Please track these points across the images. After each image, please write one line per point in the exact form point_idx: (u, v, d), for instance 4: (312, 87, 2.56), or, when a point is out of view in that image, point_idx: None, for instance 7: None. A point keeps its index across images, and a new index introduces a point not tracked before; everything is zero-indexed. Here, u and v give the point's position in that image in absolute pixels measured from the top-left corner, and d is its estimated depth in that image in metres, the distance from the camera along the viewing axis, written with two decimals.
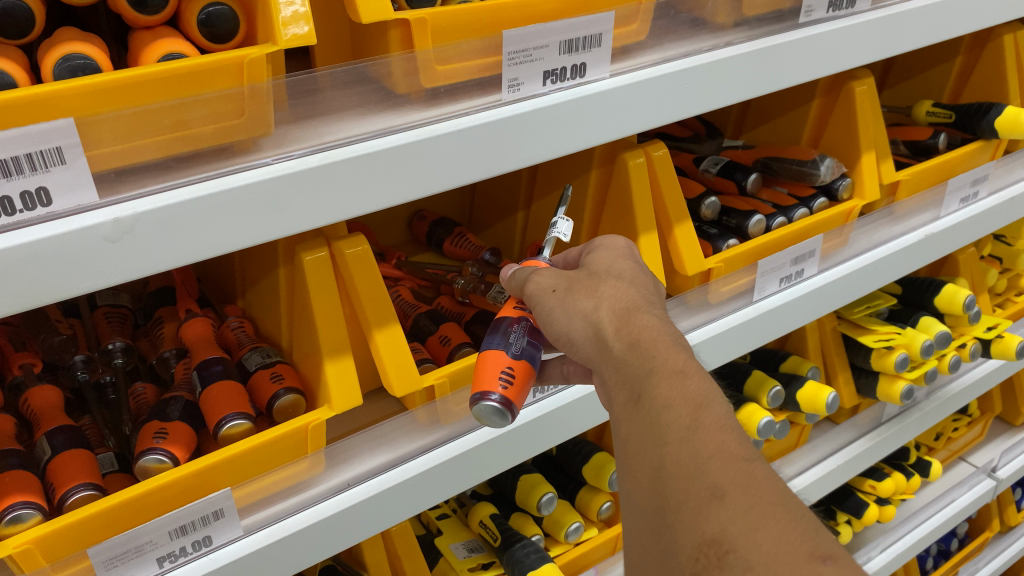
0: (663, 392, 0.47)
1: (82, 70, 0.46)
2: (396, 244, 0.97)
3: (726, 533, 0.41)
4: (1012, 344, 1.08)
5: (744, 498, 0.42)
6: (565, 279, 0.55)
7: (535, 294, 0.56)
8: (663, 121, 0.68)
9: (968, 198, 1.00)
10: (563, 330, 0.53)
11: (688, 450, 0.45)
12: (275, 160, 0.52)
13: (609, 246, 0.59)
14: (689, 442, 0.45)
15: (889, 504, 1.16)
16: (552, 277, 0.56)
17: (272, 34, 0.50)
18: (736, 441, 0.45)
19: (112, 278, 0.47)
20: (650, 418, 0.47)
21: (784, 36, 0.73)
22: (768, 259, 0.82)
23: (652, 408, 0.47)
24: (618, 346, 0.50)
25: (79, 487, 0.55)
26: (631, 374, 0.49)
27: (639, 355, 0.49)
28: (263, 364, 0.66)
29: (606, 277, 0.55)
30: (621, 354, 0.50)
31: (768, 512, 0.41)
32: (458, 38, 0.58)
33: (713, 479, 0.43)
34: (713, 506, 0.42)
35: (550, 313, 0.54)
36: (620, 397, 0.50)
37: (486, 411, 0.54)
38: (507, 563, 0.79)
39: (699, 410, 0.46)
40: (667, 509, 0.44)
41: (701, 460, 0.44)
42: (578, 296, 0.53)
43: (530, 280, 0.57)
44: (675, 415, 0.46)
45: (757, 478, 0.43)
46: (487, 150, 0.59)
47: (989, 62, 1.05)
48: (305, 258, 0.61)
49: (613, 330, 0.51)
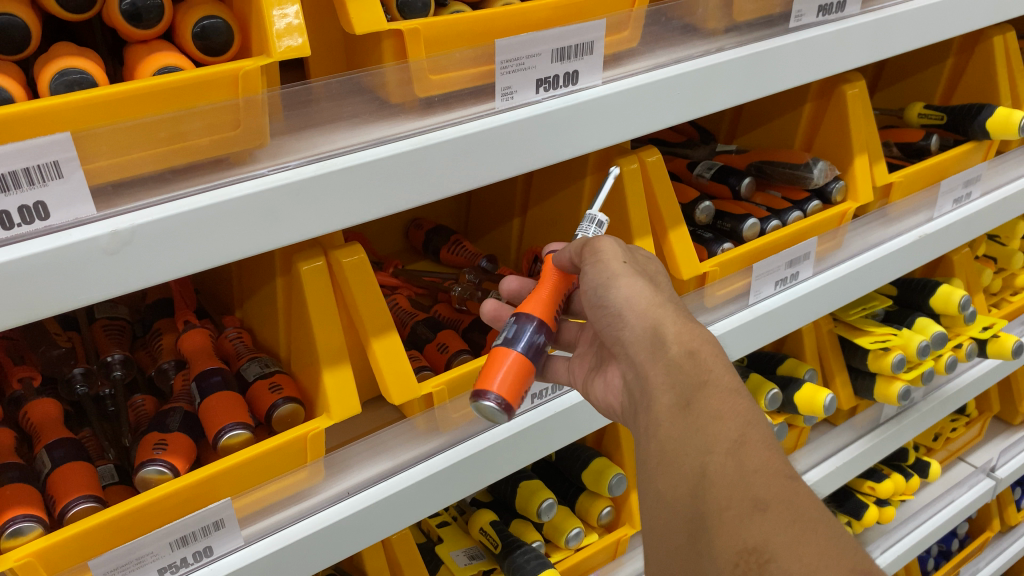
0: (715, 404, 0.48)
1: (79, 85, 0.46)
2: (392, 253, 0.97)
3: (768, 542, 0.42)
4: (1008, 343, 1.09)
5: (787, 513, 0.42)
6: (634, 263, 0.56)
7: (600, 258, 0.56)
8: (656, 127, 0.68)
9: (961, 199, 1.01)
10: (621, 303, 0.53)
11: (734, 461, 0.45)
12: (272, 170, 0.53)
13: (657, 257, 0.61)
14: (735, 455, 0.46)
15: (889, 505, 1.16)
16: (620, 250, 0.56)
17: (266, 47, 0.51)
18: (781, 460, 0.46)
19: (111, 290, 0.47)
20: (697, 426, 0.48)
21: (774, 41, 0.73)
22: (763, 263, 0.82)
23: (701, 416, 0.48)
24: (675, 348, 0.51)
25: (79, 499, 0.55)
26: (684, 377, 0.50)
27: (695, 362, 0.50)
28: (261, 374, 0.66)
29: (665, 283, 0.57)
30: (676, 356, 0.51)
31: (810, 528, 0.42)
32: (451, 47, 0.59)
33: (756, 492, 0.44)
34: (755, 517, 0.43)
35: (613, 279, 0.54)
36: (663, 394, 0.50)
37: (483, 408, 0.53)
38: (507, 570, 0.79)
39: (746, 427, 0.47)
40: (706, 514, 0.45)
41: (746, 472, 0.44)
42: (645, 285, 0.54)
43: (593, 242, 0.57)
44: (724, 428, 0.47)
45: (801, 496, 0.44)
46: (481, 158, 0.59)
47: (979, 64, 1.06)
48: (302, 268, 0.62)
49: (674, 329, 0.52)
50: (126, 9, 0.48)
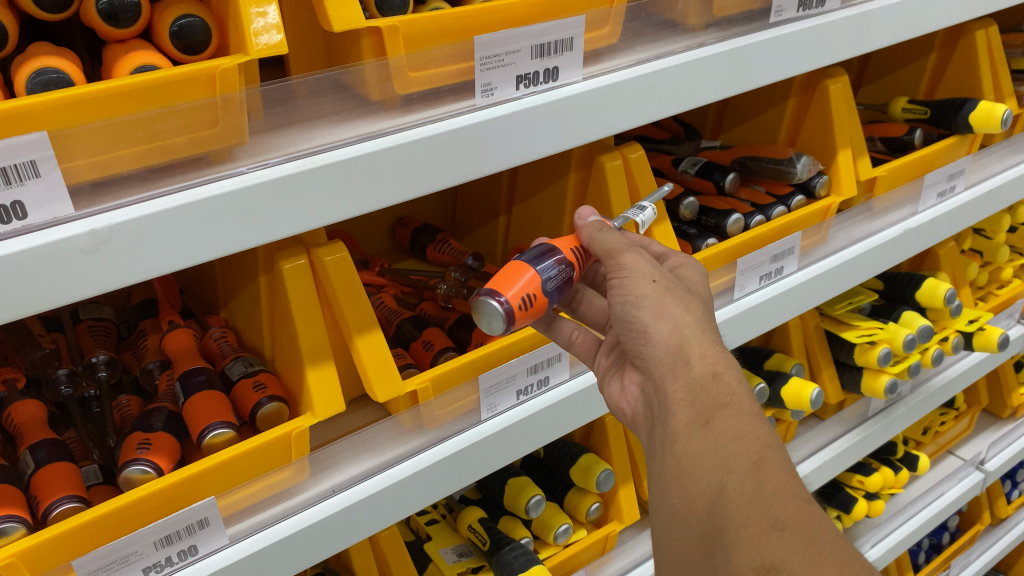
0: (736, 426, 0.49)
1: (55, 84, 0.46)
2: (379, 252, 0.98)
3: (785, 561, 0.44)
4: (994, 336, 1.09)
5: (803, 533, 0.45)
6: (664, 276, 0.55)
7: (630, 274, 0.54)
8: (638, 123, 0.69)
9: (945, 192, 1.02)
10: (647, 321, 0.53)
11: (753, 482, 0.47)
12: (251, 169, 0.53)
13: (688, 266, 0.59)
14: (754, 475, 0.47)
15: (878, 499, 1.17)
16: (651, 267, 0.55)
17: (244, 45, 0.51)
18: (796, 481, 0.48)
19: (89, 289, 0.47)
20: (716, 445, 0.48)
21: (755, 36, 0.74)
22: (746, 258, 0.83)
23: (720, 435, 0.49)
24: (699, 369, 0.51)
25: (63, 499, 0.55)
26: (706, 398, 0.50)
27: (718, 385, 0.50)
28: (246, 373, 0.66)
29: (697, 300, 0.55)
30: (700, 377, 0.50)
31: (826, 550, 0.45)
32: (430, 44, 0.59)
33: (774, 512, 0.46)
34: (773, 537, 0.45)
35: (642, 298, 0.53)
36: (681, 411, 0.50)
37: (491, 310, 0.54)
38: (496, 567, 0.79)
39: (765, 449, 0.48)
40: (723, 529, 0.47)
41: (764, 494, 0.46)
42: (675, 303, 0.53)
43: (622, 253, 0.55)
44: (745, 449, 0.48)
45: (815, 517, 0.46)
46: (462, 155, 0.59)
47: (962, 57, 1.07)
48: (284, 267, 0.62)
49: (699, 349, 0.51)
50: (103, 9, 0.48)
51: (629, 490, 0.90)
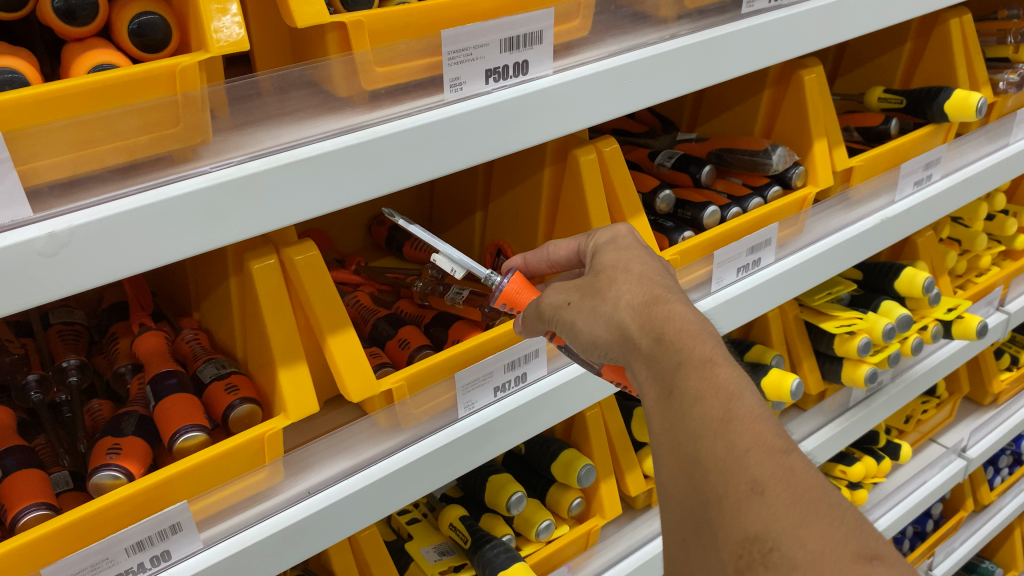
0: (694, 384, 0.45)
1: (10, 84, 0.45)
2: (356, 250, 0.97)
3: (768, 530, 0.39)
4: (972, 325, 1.11)
5: (785, 494, 0.40)
6: (577, 288, 0.56)
7: (555, 313, 0.57)
8: (610, 116, 0.68)
9: (921, 181, 1.02)
10: (586, 330, 0.54)
11: (724, 442, 0.43)
12: (214, 168, 0.52)
13: (613, 239, 0.58)
14: (723, 434, 0.43)
15: (861, 488, 1.17)
16: (566, 289, 0.57)
17: (204, 41, 0.50)
18: (772, 432, 0.43)
19: (47, 294, 0.46)
20: (681, 412, 0.45)
21: (727, 28, 0.73)
22: (723, 250, 0.83)
23: (684, 401, 0.46)
24: (645, 341, 0.49)
25: (31, 507, 0.55)
26: (661, 367, 0.48)
27: (666, 348, 0.48)
28: (218, 375, 0.65)
29: (617, 273, 0.54)
30: (649, 349, 0.49)
31: (814, 510, 0.39)
32: (396, 39, 0.58)
33: (751, 473, 0.41)
34: (754, 502, 0.40)
35: (574, 322, 0.55)
36: (649, 388, 0.49)
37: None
38: (477, 564, 0.79)
39: (731, 401, 0.44)
40: (707, 504, 0.43)
41: (737, 454, 0.42)
42: (598, 296, 0.54)
43: (545, 299, 0.59)
44: (707, 407, 0.44)
45: (797, 472, 0.41)
46: (431, 151, 0.59)
47: (937, 46, 1.07)
48: (253, 267, 0.61)
49: (635, 324, 0.50)
50: (59, 7, 0.47)
51: (611, 484, 0.90)
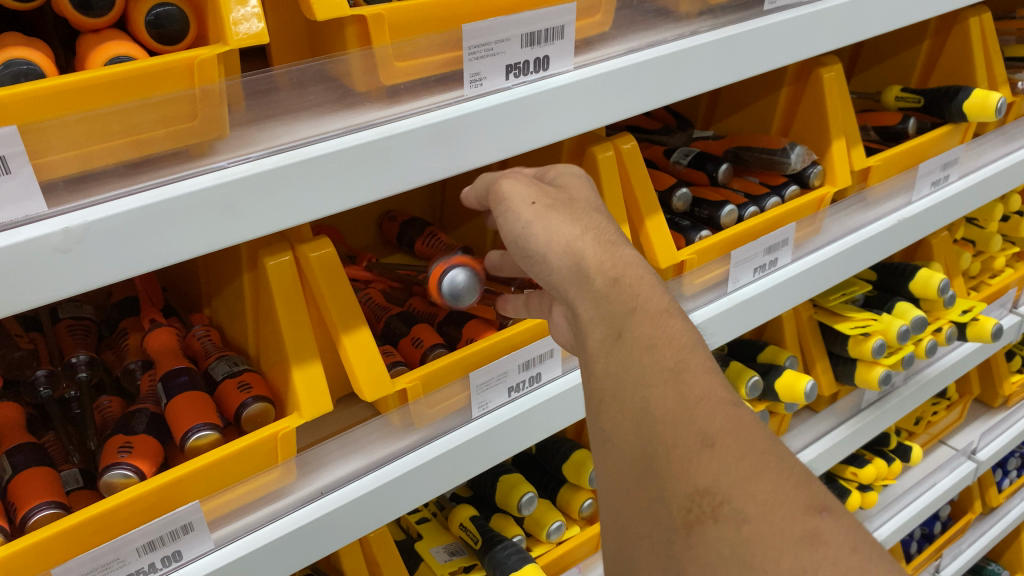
0: (648, 332, 0.44)
1: (26, 76, 0.44)
2: (366, 246, 0.96)
3: (719, 483, 0.38)
4: (987, 327, 1.10)
5: (736, 447, 0.39)
6: (545, 195, 0.51)
7: (510, 202, 0.51)
8: (629, 113, 0.67)
9: (938, 181, 1.01)
10: (541, 246, 0.49)
11: (676, 394, 0.41)
12: (231, 163, 0.51)
13: (571, 167, 0.57)
14: (676, 385, 0.41)
15: (871, 490, 1.16)
16: (530, 192, 0.52)
17: (223, 34, 0.49)
18: (722, 385, 0.42)
19: (63, 291, 0.45)
20: (632, 358, 0.43)
21: (749, 24, 0.72)
22: (740, 250, 0.82)
23: (634, 346, 0.44)
24: (600, 280, 0.47)
25: (41, 506, 0.54)
26: (612, 311, 0.45)
27: (621, 291, 0.46)
28: (230, 373, 0.64)
29: (583, 205, 0.52)
30: (603, 290, 0.46)
31: (761, 463, 0.38)
32: (417, 32, 0.57)
33: (701, 425, 0.39)
34: (704, 456, 0.39)
35: (529, 226, 0.50)
36: (595, 329, 0.46)
37: (454, 286, 0.62)
38: (488, 565, 0.78)
39: (683, 352, 0.43)
40: (655, 455, 0.40)
41: (688, 405, 0.40)
42: (566, 219, 0.50)
43: (500, 187, 0.53)
44: (660, 357, 0.43)
45: (746, 425, 0.40)
46: (449, 148, 0.58)
47: (955, 45, 1.06)
48: (268, 264, 0.60)
49: (595, 258, 0.47)
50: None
51: None
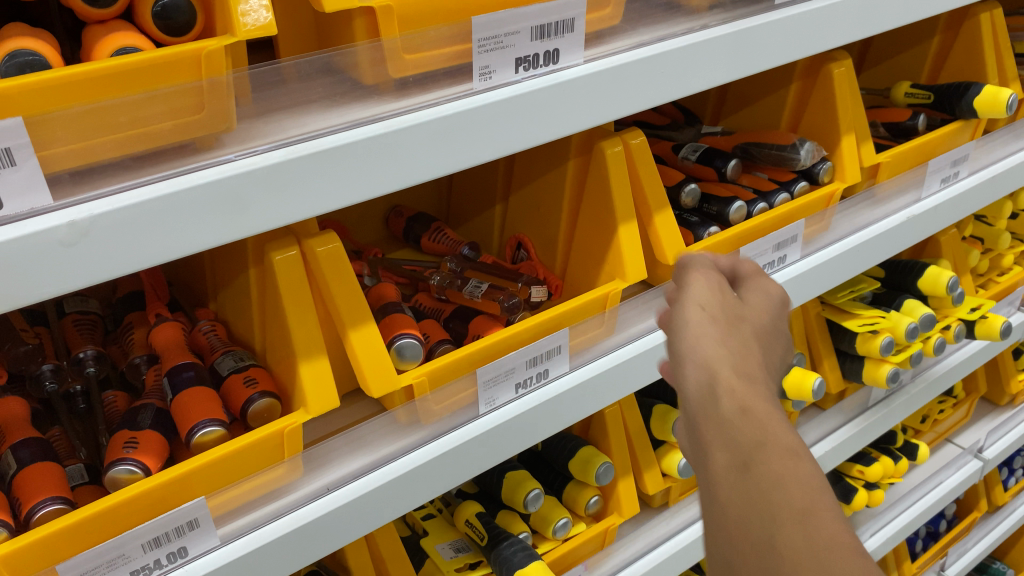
0: (779, 469, 0.32)
1: (31, 67, 0.44)
2: (372, 242, 0.95)
3: None
4: (996, 325, 1.09)
5: None
6: (719, 305, 0.41)
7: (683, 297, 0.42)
8: (639, 108, 0.66)
9: (948, 178, 1.00)
10: (680, 351, 0.39)
11: (803, 538, 0.30)
12: (239, 156, 0.50)
13: (763, 293, 0.44)
14: (809, 527, 0.30)
15: (877, 489, 1.16)
16: (706, 294, 0.42)
17: (230, 25, 0.48)
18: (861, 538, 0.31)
19: (68, 284, 0.45)
20: (759, 493, 0.32)
21: (760, 18, 0.71)
22: (749, 246, 0.81)
23: (761, 483, 0.32)
24: (729, 404, 0.36)
25: (47, 501, 0.53)
26: (736, 438, 0.34)
27: (753, 420, 0.34)
28: (236, 368, 0.64)
29: (746, 326, 0.40)
30: (728, 415, 0.35)
31: None
32: (427, 24, 0.57)
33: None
34: None
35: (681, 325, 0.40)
36: (713, 454, 0.35)
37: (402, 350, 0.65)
38: (494, 562, 0.78)
39: (819, 494, 0.32)
40: None
41: (816, 549, 0.30)
42: (718, 335, 0.39)
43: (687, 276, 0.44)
44: (794, 493, 0.31)
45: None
46: (458, 142, 0.57)
47: (965, 41, 1.05)
48: (275, 258, 0.60)
49: (733, 378, 0.37)
50: None
51: (629, 482, 0.88)
